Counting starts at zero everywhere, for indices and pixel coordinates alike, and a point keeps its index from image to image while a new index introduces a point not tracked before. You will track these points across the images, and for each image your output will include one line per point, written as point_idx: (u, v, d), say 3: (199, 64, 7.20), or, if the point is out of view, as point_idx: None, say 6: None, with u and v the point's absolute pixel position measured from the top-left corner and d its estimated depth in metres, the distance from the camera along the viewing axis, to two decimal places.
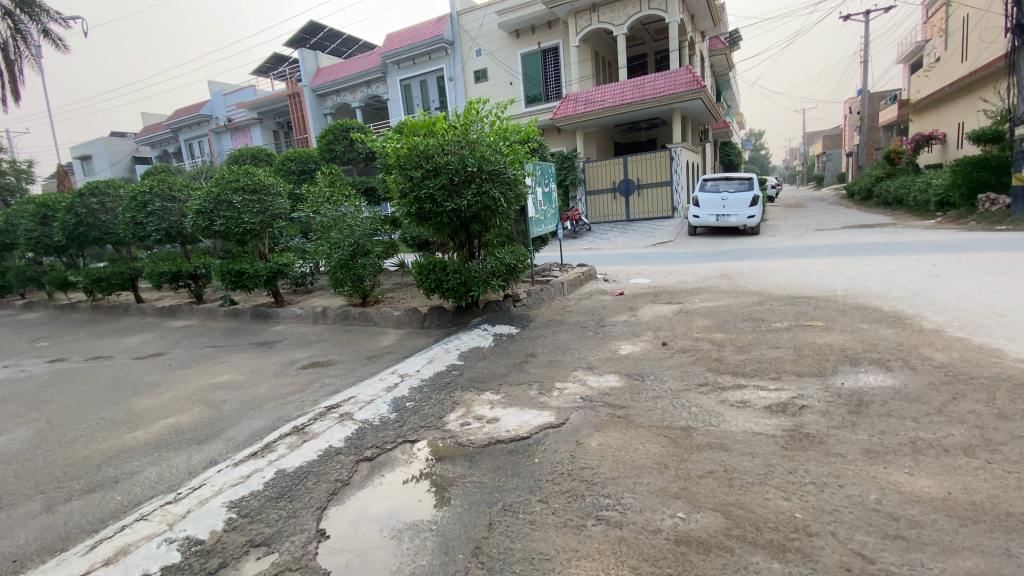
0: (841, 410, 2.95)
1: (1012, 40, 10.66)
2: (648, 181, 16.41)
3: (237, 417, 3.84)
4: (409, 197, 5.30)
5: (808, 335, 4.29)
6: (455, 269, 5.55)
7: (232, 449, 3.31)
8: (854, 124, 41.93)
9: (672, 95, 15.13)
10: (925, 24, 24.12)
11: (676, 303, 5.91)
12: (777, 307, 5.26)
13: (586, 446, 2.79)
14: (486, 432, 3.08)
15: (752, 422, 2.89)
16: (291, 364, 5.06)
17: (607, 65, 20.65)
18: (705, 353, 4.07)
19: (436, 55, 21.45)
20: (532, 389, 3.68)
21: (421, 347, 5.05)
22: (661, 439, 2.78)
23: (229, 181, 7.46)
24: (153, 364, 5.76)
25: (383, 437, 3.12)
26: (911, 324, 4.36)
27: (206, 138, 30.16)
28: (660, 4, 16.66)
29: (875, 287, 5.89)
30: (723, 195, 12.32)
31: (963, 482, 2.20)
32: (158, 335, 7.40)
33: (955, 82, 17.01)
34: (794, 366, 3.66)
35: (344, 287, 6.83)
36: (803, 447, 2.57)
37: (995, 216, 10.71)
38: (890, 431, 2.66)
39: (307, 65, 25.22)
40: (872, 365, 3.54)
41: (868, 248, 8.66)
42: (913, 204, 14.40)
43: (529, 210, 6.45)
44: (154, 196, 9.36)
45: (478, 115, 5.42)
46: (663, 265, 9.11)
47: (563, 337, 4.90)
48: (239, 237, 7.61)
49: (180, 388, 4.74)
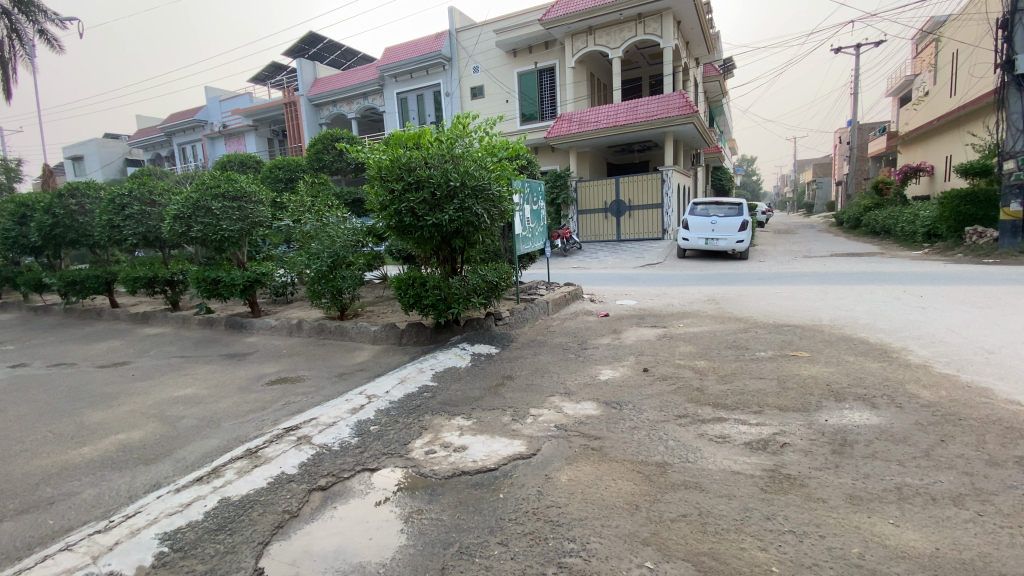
0: (824, 450, 2.80)
1: (1001, 76, 10.80)
2: (639, 203, 16.45)
3: (191, 435, 3.62)
4: (389, 210, 5.17)
5: (793, 366, 4.17)
6: (435, 284, 5.37)
7: (180, 472, 3.09)
8: (843, 154, 42.94)
9: (665, 118, 15.25)
10: (915, 59, 24.64)
11: (661, 327, 5.79)
12: (762, 336, 5.16)
13: (556, 481, 2.62)
14: (451, 463, 2.90)
15: (730, 460, 2.74)
16: (258, 379, 4.84)
17: (602, 87, 20.86)
18: (686, 382, 3.92)
19: (433, 70, 21.61)
20: (506, 415, 3.50)
21: (396, 366, 4.87)
22: (635, 476, 2.62)
23: (209, 187, 7.32)
24: (115, 374, 5.50)
25: (341, 464, 2.93)
26: (896, 357, 4.27)
27: (200, 143, 30.01)
28: (655, 30, 16.84)
29: (862, 318, 5.81)
30: (713, 219, 12.32)
31: (952, 537, 2.06)
32: (128, 342, 7.14)
33: (944, 116, 17.32)
34: (777, 399, 3.51)
35: (323, 300, 6.64)
36: (782, 491, 2.42)
37: (983, 249, 10.80)
38: (875, 476, 2.52)
39: (305, 75, 25.25)
40: (857, 401, 3.40)
41: (856, 277, 8.66)
42: (901, 234, 14.52)
43: (516, 227, 6.33)
44: (133, 200, 9.17)
45: (465, 130, 5.31)
46: (650, 287, 9.04)
47: (543, 359, 4.74)
48: (217, 244, 7.42)
49: (137, 401, 4.49)
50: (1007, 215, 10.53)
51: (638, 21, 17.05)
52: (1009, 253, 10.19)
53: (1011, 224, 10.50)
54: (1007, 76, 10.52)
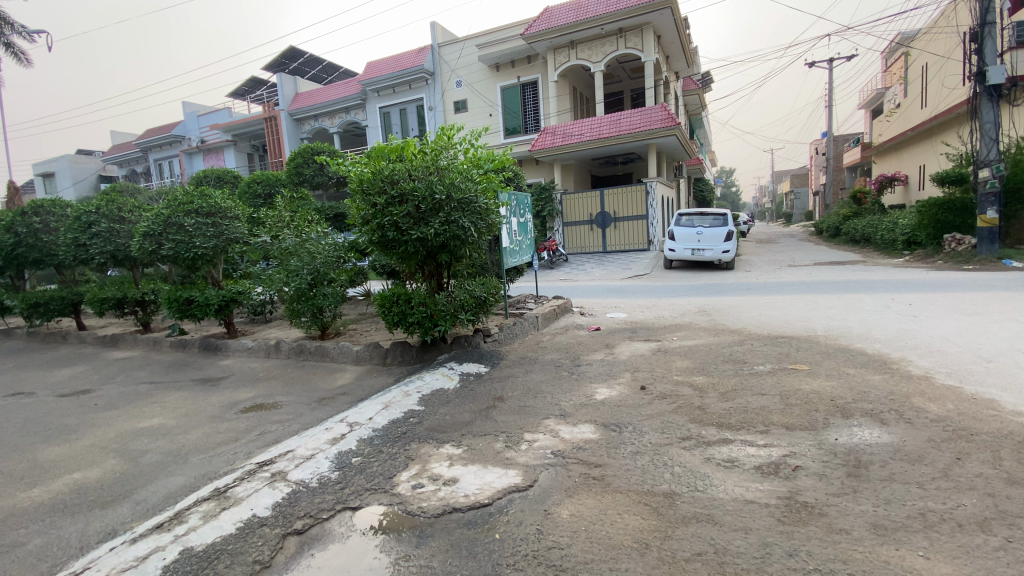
0: (838, 473, 2.63)
1: (974, 86, 11.02)
2: (624, 214, 16.46)
3: (155, 473, 3.31)
4: (371, 225, 4.95)
5: (793, 380, 4.04)
6: (420, 301, 5.14)
7: (137, 517, 2.78)
8: (819, 165, 44.11)
9: (648, 131, 15.32)
10: (886, 72, 25.38)
11: (655, 341, 5.61)
12: (758, 348, 5.02)
13: (556, 517, 2.40)
14: (441, 498, 2.65)
15: (742, 487, 2.55)
16: (232, 407, 4.53)
17: (585, 100, 20.98)
18: (686, 401, 3.74)
19: (416, 84, 21.52)
20: (499, 442, 3.27)
21: (380, 389, 4.61)
22: (642, 509, 2.41)
23: (181, 203, 7.02)
24: (76, 404, 5.11)
25: (319, 503, 2.67)
26: (897, 369, 4.15)
27: (177, 159, 29.43)
28: (636, 44, 17.00)
29: (855, 328, 5.70)
30: (698, 229, 12.31)
31: (985, 569, 1.89)
32: (93, 368, 6.74)
33: (917, 127, 17.75)
34: (782, 417, 3.35)
35: (302, 319, 6.37)
36: (802, 522, 2.23)
37: (962, 255, 10.93)
38: (896, 501, 2.35)
39: (285, 89, 24.95)
40: (865, 418, 3.25)
41: (842, 285, 8.66)
42: (881, 242, 14.69)
43: (503, 240, 6.13)
44: (101, 217, 8.79)
45: (450, 142, 5.12)
46: (640, 299, 8.91)
47: (535, 378, 4.52)
48: (190, 262, 7.09)
49: (98, 435, 4.14)
50: (984, 222, 10.71)
51: (619, 36, 17.23)
52: (988, 260, 10.33)
53: (987, 231, 10.70)
54: (979, 86, 10.75)
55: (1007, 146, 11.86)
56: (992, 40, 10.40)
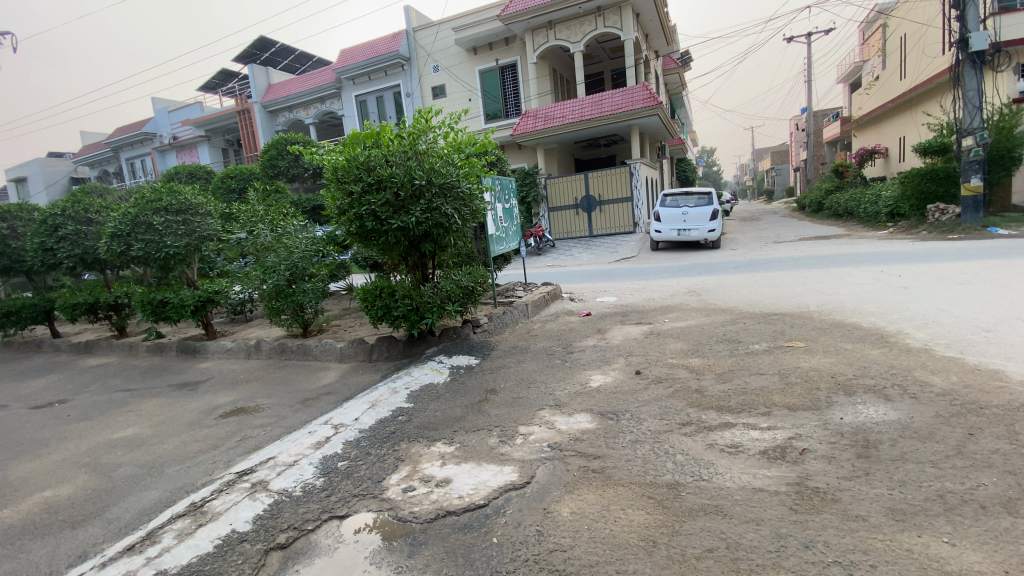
0: (847, 454, 2.53)
1: (956, 53, 10.97)
2: (609, 197, 16.32)
3: (129, 486, 3.07)
4: (349, 215, 4.73)
5: (792, 358, 3.94)
6: (405, 294, 4.93)
7: (110, 537, 2.50)
8: (799, 141, 44.45)
9: (630, 111, 15.10)
10: (863, 45, 25.43)
11: (647, 324, 5.50)
12: (752, 327, 4.92)
13: (556, 516, 2.27)
14: (434, 501, 2.50)
15: (749, 474, 2.44)
16: (211, 412, 4.32)
17: (565, 82, 20.65)
18: (683, 384, 3.62)
19: (392, 71, 20.98)
20: (492, 437, 3.12)
21: (367, 386, 4.42)
22: (646, 503, 2.29)
23: (149, 201, 6.68)
24: (46, 416, 4.82)
25: (304, 513, 2.50)
26: (895, 342, 4.07)
27: (150, 156, 28.49)
28: (615, 22, 16.72)
29: (848, 301, 5.64)
30: (684, 209, 12.20)
31: (1018, 555, 1.79)
32: (67, 377, 6.43)
33: (897, 99, 17.79)
34: (783, 397, 3.25)
35: (283, 316, 6.14)
36: (816, 510, 2.13)
37: (947, 225, 11.00)
38: (912, 483, 2.26)
39: (257, 81, 24.21)
40: (869, 395, 3.16)
41: (830, 259, 8.63)
42: (864, 215, 14.75)
43: (489, 227, 5.92)
44: (67, 219, 8.39)
45: (429, 125, 4.87)
46: (628, 282, 8.78)
47: (527, 367, 4.38)
48: (162, 263, 6.80)
49: (69, 448, 3.83)
50: (968, 191, 10.77)
51: (598, 15, 16.92)
52: (973, 228, 10.41)
53: (972, 200, 10.78)
54: (961, 54, 10.71)
55: (988, 113, 11.92)
56: (975, 6, 10.36)
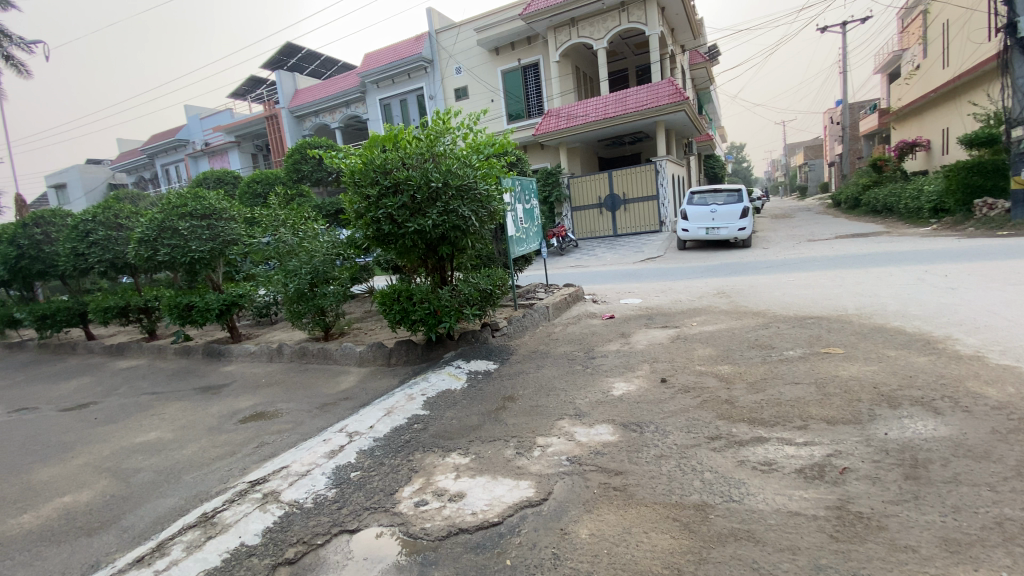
0: (893, 475, 2.32)
1: (1005, 39, 10.32)
2: (634, 196, 16.00)
3: (146, 493, 3.06)
4: (366, 219, 4.69)
5: (828, 366, 3.70)
6: (422, 297, 4.86)
7: (123, 547, 2.48)
8: (834, 135, 42.88)
9: (656, 107, 14.76)
10: (902, 33, 24.33)
11: (673, 328, 5.30)
12: (786, 331, 4.67)
13: (574, 538, 2.13)
14: (446, 517, 2.40)
15: (783, 496, 2.25)
16: (231, 417, 4.33)
17: (588, 79, 20.38)
18: (712, 394, 3.42)
19: (415, 73, 21.08)
20: (509, 448, 3.01)
21: (384, 392, 4.36)
22: (671, 526, 2.13)
23: (175, 206, 6.82)
24: (75, 419, 4.93)
25: (313, 527, 2.43)
26: (943, 349, 3.77)
27: (183, 163, 29.40)
28: (640, 17, 16.40)
29: (890, 304, 5.31)
30: (712, 207, 11.84)
31: None
32: (97, 379, 6.59)
33: (939, 89, 16.93)
34: (821, 410, 3.03)
35: (304, 320, 6.17)
36: (859, 539, 1.94)
37: (995, 221, 10.34)
38: (967, 509, 2.04)
39: (285, 87, 24.71)
40: (915, 408, 2.91)
41: (868, 259, 8.20)
42: (904, 211, 14.06)
43: (508, 228, 5.81)
44: (98, 225, 8.68)
45: (447, 126, 4.79)
46: (654, 283, 8.52)
47: (547, 373, 4.24)
48: (187, 267, 6.92)
49: (93, 452, 3.87)
50: (1018, 184, 10.09)
51: (622, 10, 16.62)
52: None
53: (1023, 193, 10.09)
54: (1010, 40, 10.07)
55: None
56: None
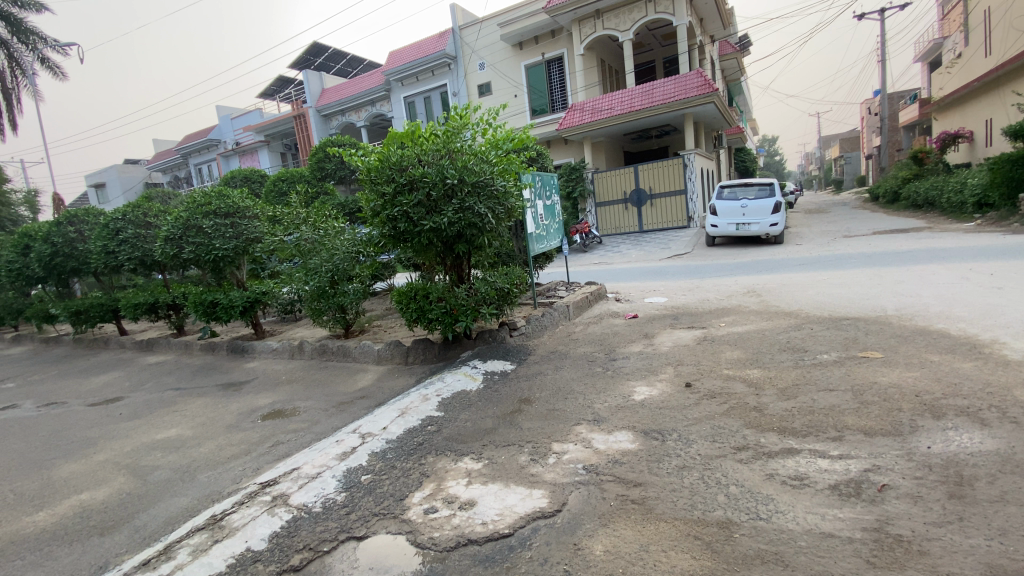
0: (936, 494, 2.12)
1: None
2: (660, 191, 15.63)
3: (162, 491, 3.08)
4: (382, 217, 4.65)
5: (865, 372, 3.46)
6: (439, 296, 4.80)
7: (132, 548, 2.48)
8: (872, 126, 41.10)
9: (683, 100, 14.38)
10: (944, 19, 23.17)
11: (699, 328, 5.10)
12: (819, 333, 4.44)
13: (588, 554, 2.02)
14: (455, 527, 2.31)
15: (815, 515, 2.08)
16: (250, 414, 4.35)
17: (613, 72, 20.01)
18: (740, 401, 3.24)
19: (439, 70, 21.09)
20: (523, 454, 2.90)
21: (400, 391, 4.31)
22: (693, 545, 1.98)
23: (199, 205, 6.94)
24: (103, 413, 5.05)
25: (320, 533, 2.38)
26: (990, 354, 3.49)
27: (215, 162, 30.23)
28: (666, 8, 16.00)
29: (932, 304, 4.98)
30: (743, 202, 11.41)
31: None
32: (126, 374, 6.77)
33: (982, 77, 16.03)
34: (858, 420, 2.81)
35: (325, 317, 6.19)
36: (899, 567, 1.76)
37: None
38: (1018, 533, 1.84)
39: (312, 86, 25.09)
40: (961, 419, 2.67)
41: (908, 256, 7.76)
42: (946, 205, 13.34)
43: (527, 225, 5.69)
44: (128, 223, 8.93)
45: (465, 121, 4.69)
46: (680, 281, 8.27)
47: (566, 375, 4.11)
48: (212, 265, 7.05)
49: (114, 448, 3.94)
50: None
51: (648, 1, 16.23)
52: None
53: None
54: None
55: None
56: None
